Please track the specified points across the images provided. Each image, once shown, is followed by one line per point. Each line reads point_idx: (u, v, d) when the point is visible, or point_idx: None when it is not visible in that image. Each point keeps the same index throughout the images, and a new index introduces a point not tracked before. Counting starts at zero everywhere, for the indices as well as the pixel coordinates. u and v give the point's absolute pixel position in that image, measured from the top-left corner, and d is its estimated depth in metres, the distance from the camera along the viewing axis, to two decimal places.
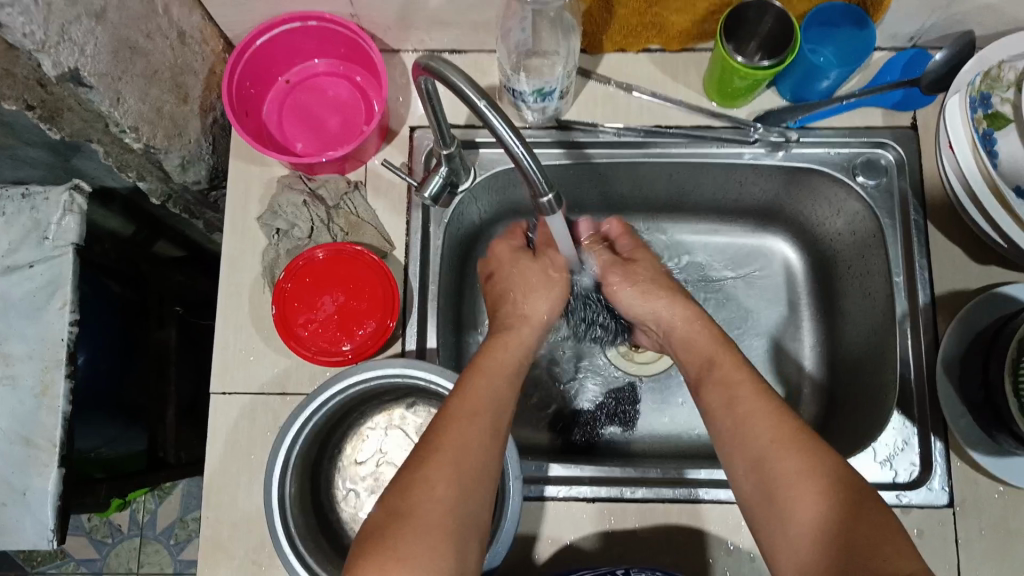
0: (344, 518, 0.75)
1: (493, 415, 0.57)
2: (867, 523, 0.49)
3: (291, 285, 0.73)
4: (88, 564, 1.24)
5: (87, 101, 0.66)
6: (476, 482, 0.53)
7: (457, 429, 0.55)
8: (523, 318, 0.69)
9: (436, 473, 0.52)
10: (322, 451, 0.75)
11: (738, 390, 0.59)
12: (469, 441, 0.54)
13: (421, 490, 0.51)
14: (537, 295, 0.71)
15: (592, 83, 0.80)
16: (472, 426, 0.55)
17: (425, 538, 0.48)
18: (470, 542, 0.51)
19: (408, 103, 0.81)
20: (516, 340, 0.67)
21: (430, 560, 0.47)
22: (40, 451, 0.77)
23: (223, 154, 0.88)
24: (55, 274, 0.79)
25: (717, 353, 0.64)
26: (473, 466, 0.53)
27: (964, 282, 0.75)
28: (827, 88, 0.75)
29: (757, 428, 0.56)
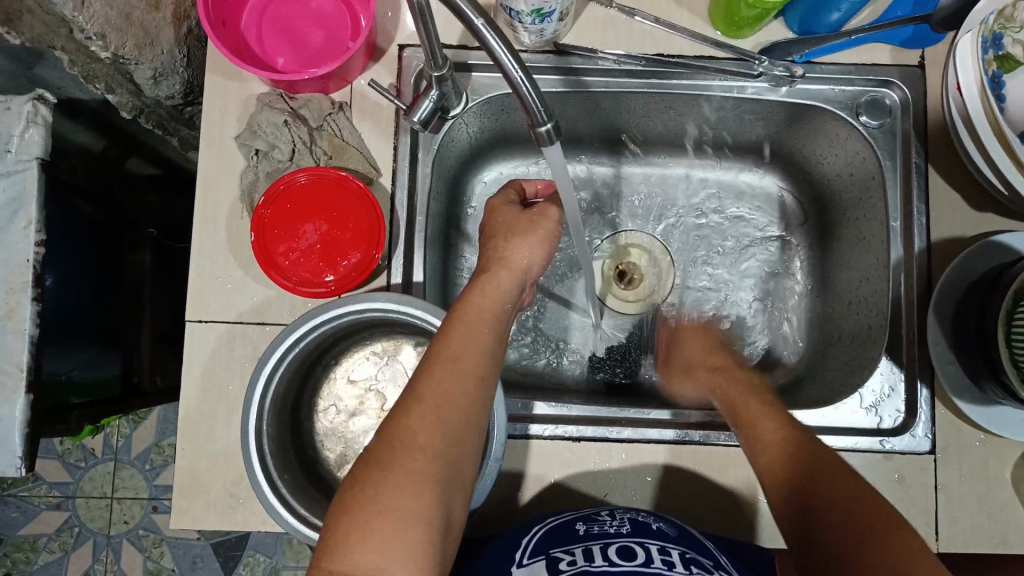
0: (318, 429, 0.75)
1: (479, 364, 0.55)
2: (854, 512, 0.52)
3: (271, 212, 0.70)
4: (60, 487, 1.23)
5: (49, 4, 0.60)
6: (460, 433, 0.51)
7: (442, 378, 0.52)
8: (506, 264, 0.65)
9: (420, 424, 0.50)
10: (319, 359, 0.74)
11: (762, 414, 0.65)
12: (456, 391, 0.52)
13: (407, 442, 0.49)
14: (532, 244, 0.67)
15: (594, 5, 0.75)
16: (456, 375, 0.53)
17: (410, 490, 0.46)
18: (454, 493, 0.49)
19: (398, 19, 0.76)
20: (495, 287, 0.62)
21: (415, 513, 0.46)
22: (7, 376, 0.74)
23: (198, 67, 0.83)
24: (17, 191, 0.75)
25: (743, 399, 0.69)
26: (458, 419, 0.51)
27: (961, 228, 0.74)
28: (838, 21, 0.72)
29: (764, 427, 0.63)
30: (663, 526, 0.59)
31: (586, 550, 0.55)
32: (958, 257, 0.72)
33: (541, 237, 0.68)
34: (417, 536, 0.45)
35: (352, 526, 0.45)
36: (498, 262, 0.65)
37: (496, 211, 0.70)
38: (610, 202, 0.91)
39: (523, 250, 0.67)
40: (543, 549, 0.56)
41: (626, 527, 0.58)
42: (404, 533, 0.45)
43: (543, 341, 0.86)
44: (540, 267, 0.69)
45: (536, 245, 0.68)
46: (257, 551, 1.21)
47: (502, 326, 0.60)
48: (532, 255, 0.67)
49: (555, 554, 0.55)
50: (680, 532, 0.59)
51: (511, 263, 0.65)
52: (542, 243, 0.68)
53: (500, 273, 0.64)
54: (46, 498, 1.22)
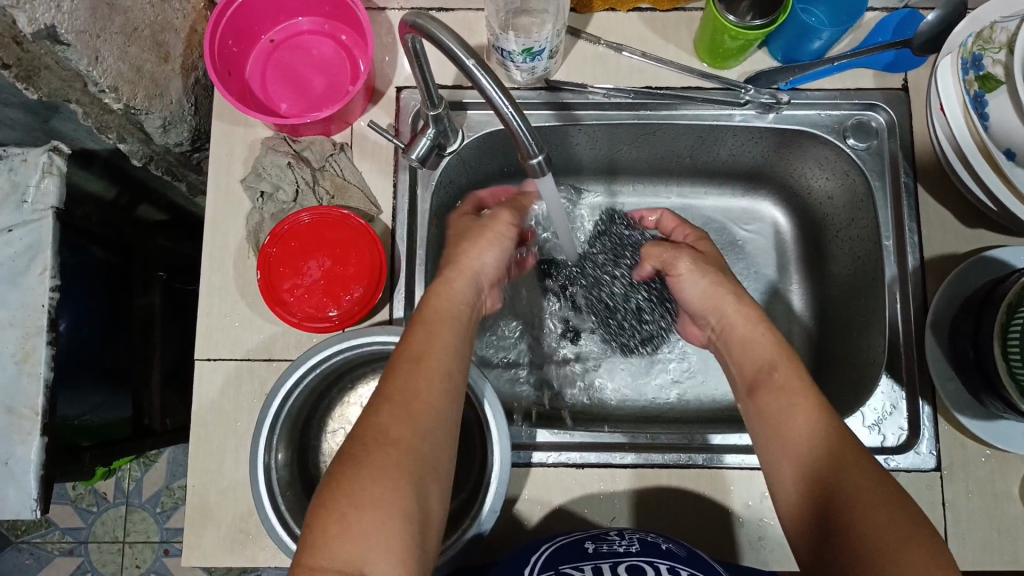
0: (323, 450, 0.76)
1: (444, 361, 0.56)
2: (902, 550, 0.45)
3: (276, 250, 0.71)
4: (73, 533, 1.24)
5: (64, 60, 0.63)
6: (430, 428, 0.51)
7: (405, 376, 0.53)
8: (457, 265, 0.67)
9: (391, 420, 0.50)
10: (333, 383, 0.75)
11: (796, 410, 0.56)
12: (421, 386, 0.53)
13: (380, 436, 0.50)
14: (482, 246, 0.69)
15: (582, 43, 0.79)
16: (421, 371, 0.54)
17: (386, 480, 0.47)
18: (429, 488, 0.50)
19: (395, 62, 0.80)
20: (449, 288, 0.64)
21: (392, 501, 0.46)
22: (23, 418, 0.76)
23: (205, 116, 0.86)
24: (34, 238, 0.78)
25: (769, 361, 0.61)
26: (428, 411, 0.52)
27: (953, 245, 0.75)
28: (819, 49, 0.75)
29: (797, 420, 0.55)
30: (673, 547, 0.59)
31: (595, 566, 0.55)
32: (954, 270, 0.72)
33: (494, 240, 0.70)
34: (396, 524, 0.46)
35: (332, 520, 0.45)
36: (451, 266, 0.67)
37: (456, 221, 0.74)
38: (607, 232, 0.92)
39: (473, 252, 0.68)
40: (549, 564, 0.56)
41: (635, 546, 0.58)
42: (383, 522, 0.46)
43: (546, 363, 0.88)
44: (495, 270, 0.70)
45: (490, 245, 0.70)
46: None
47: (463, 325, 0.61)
48: (486, 256, 0.69)
49: (564, 570, 0.55)
50: (690, 553, 0.59)
51: (464, 263, 0.67)
52: (498, 243, 0.71)
53: (455, 275, 0.66)
54: (58, 544, 1.23)
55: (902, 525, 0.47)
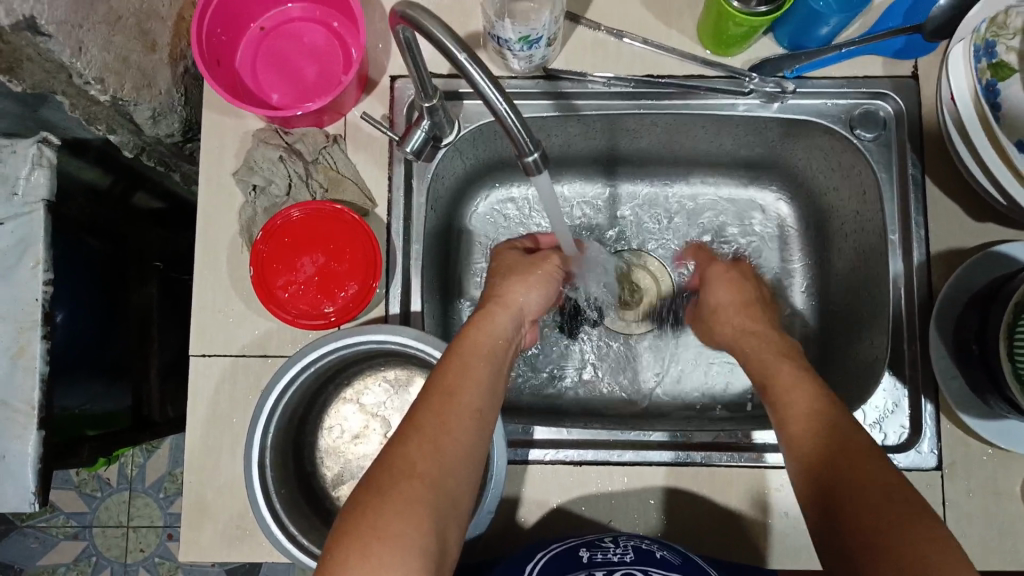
0: (320, 446, 0.75)
1: (476, 399, 0.56)
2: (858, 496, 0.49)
3: (268, 247, 0.70)
4: (78, 517, 1.25)
5: (47, 52, 0.61)
6: (456, 463, 0.51)
7: (437, 408, 0.53)
8: (502, 299, 0.68)
9: (418, 452, 0.50)
10: (330, 379, 0.75)
11: (793, 390, 0.60)
12: (452, 422, 0.53)
13: (405, 468, 0.49)
14: (528, 285, 0.71)
15: (581, 29, 0.76)
16: (454, 407, 0.54)
17: (409, 513, 0.46)
18: (449, 525, 0.48)
19: (389, 50, 0.77)
20: (492, 324, 0.65)
21: (416, 537, 0.45)
22: (19, 413, 0.76)
23: (196, 105, 0.84)
24: (26, 232, 0.77)
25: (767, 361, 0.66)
26: (456, 445, 0.52)
27: (961, 238, 0.73)
28: (828, 36, 0.72)
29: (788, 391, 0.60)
30: (667, 555, 0.59)
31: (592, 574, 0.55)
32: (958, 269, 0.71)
33: (540, 282, 0.72)
34: (417, 560, 0.44)
35: (353, 547, 0.44)
36: (494, 300, 0.68)
37: (502, 258, 0.75)
38: (590, 226, 0.91)
39: (521, 289, 0.70)
40: None
41: (630, 555, 0.58)
42: (405, 554, 0.44)
43: (544, 354, 0.87)
44: (540, 308, 0.72)
45: (540, 288, 0.71)
46: None
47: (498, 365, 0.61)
48: (530, 295, 0.70)
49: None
50: (685, 561, 0.59)
51: (508, 299, 0.69)
52: (544, 286, 0.72)
53: (499, 310, 0.67)
54: (63, 528, 1.25)
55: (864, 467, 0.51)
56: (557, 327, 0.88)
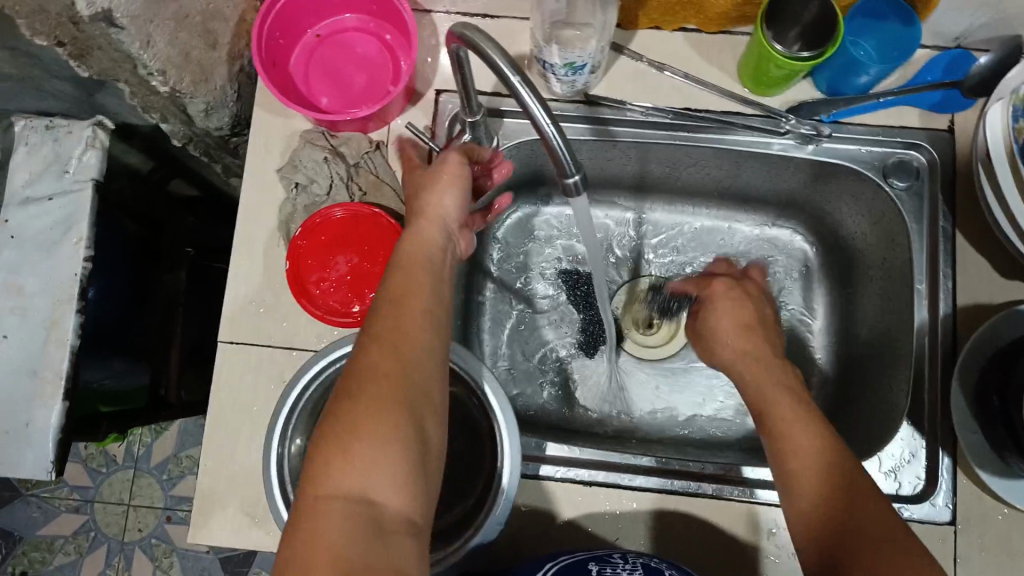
0: None
1: (427, 298, 0.56)
2: (876, 564, 0.48)
3: (306, 243, 0.72)
4: (81, 491, 1.27)
5: (117, 42, 0.64)
6: (421, 361, 0.52)
7: (391, 316, 0.53)
8: (420, 218, 0.62)
9: (380, 358, 0.51)
10: None
11: (799, 431, 0.57)
12: (409, 325, 0.53)
13: (370, 373, 0.50)
14: (437, 189, 0.63)
15: (624, 59, 0.78)
16: (408, 310, 0.54)
17: (382, 414, 0.48)
18: (427, 418, 0.50)
19: (436, 65, 0.80)
20: (423, 237, 0.61)
21: (395, 434, 0.47)
22: (46, 383, 0.78)
23: (247, 103, 0.87)
24: (72, 209, 0.80)
25: (766, 391, 0.62)
26: (417, 344, 0.52)
27: (988, 295, 0.74)
28: (866, 84, 0.74)
29: (795, 433, 0.57)
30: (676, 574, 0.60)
31: None
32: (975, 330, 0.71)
33: (454, 181, 0.64)
34: (398, 456, 0.47)
35: (332, 450, 0.46)
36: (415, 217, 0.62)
37: (410, 178, 0.67)
38: (617, 251, 0.92)
39: (433, 198, 0.63)
40: None
41: (639, 571, 0.59)
42: (386, 453, 0.47)
43: (562, 373, 0.88)
44: (462, 210, 0.64)
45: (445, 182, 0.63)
46: (263, 569, 1.24)
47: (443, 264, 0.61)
48: (446, 199, 0.63)
49: None
50: None
51: (427, 212, 0.63)
52: (457, 184, 0.64)
53: (420, 227, 0.62)
54: (66, 500, 1.27)
55: (878, 541, 0.49)
56: (577, 348, 0.89)
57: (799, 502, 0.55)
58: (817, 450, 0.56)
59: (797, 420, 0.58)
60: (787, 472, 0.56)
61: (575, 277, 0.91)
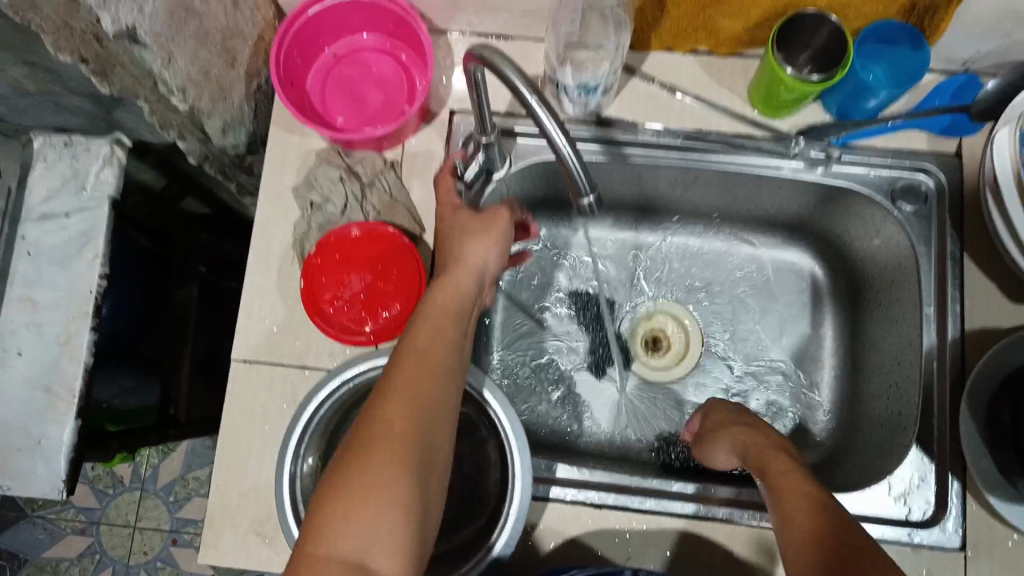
0: None
1: (448, 356, 0.57)
2: None
3: (320, 261, 0.73)
4: (88, 512, 1.27)
5: (139, 59, 0.66)
6: (434, 420, 0.52)
7: (412, 369, 0.54)
8: (458, 261, 0.65)
9: (396, 410, 0.51)
10: None
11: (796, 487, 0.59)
12: (428, 381, 0.54)
13: (384, 426, 0.50)
14: (482, 239, 0.67)
15: (636, 82, 0.80)
16: (429, 367, 0.55)
17: (393, 472, 0.48)
18: (430, 480, 0.50)
19: (451, 85, 0.81)
20: (456, 288, 0.63)
21: (400, 495, 0.48)
22: (59, 399, 0.79)
23: (263, 122, 0.88)
24: (89, 225, 0.81)
25: (769, 458, 0.64)
26: (433, 403, 0.53)
27: (997, 317, 0.74)
28: (874, 108, 0.75)
29: (791, 491, 0.59)
30: None
31: None
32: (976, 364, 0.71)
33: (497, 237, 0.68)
34: (400, 519, 0.47)
35: (335, 509, 0.47)
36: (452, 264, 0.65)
37: (448, 219, 0.70)
38: (627, 272, 0.93)
39: (476, 250, 0.66)
40: None
41: None
42: (389, 514, 0.47)
43: (572, 394, 0.88)
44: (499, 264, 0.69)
45: (485, 234, 0.67)
46: None
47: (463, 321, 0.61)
48: (488, 255, 0.67)
49: None
50: None
51: (465, 262, 0.66)
52: (500, 242, 0.68)
53: (457, 274, 0.64)
54: (72, 522, 1.27)
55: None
56: (587, 368, 0.89)
57: (795, 554, 0.54)
58: (806, 499, 0.57)
59: (798, 480, 0.59)
60: (784, 528, 0.57)
61: (584, 298, 0.92)
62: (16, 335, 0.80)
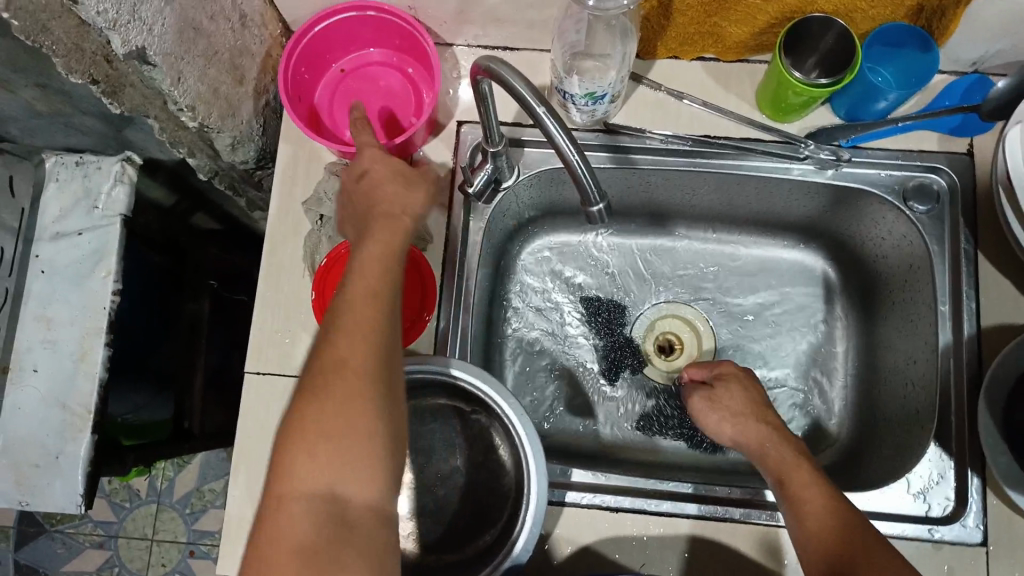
0: None
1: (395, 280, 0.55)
2: None
3: (332, 272, 0.75)
4: (105, 526, 1.27)
5: (149, 79, 0.66)
6: (389, 351, 0.52)
7: (361, 302, 0.52)
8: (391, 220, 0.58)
9: (348, 348, 0.50)
10: None
11: (813, 496, 0.59)
12: (378, 311, 0.53)
13: (338, 364, 0.50)
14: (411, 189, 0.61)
15: (643, 88, 0.80)
16: (375, 296, 0.53)
17: (351, 411, 0.49)
18: (396, 407, 0.51)
19: (457, 96, 0.82)
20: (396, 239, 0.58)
21: (362, 429, 0.48)
22: (75, 416, 0.79)
23: (272, 137, 0.89)
24: (102, 243, 0.82)
25: (783, 455, 0.63)
26: (386, 334, 0.52)
27: (1012, 316, 0.74)
28: (885, 109, 0.74)
29: (809, 499, 0.59)
30: None
31: None
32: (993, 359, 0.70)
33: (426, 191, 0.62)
34: (367, 450, 0.48)
35: (297, 448, 0.48)
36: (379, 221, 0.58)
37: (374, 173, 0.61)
38: (638, 276, 0.93)
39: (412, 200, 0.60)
40: None
41: None
42: (354, 450, 0.48)
43: (585, 400, 0.88)
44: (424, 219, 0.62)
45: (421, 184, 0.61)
46: None
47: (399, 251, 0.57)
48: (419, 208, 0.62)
49: None
50: None
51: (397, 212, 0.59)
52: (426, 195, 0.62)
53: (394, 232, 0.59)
54: (90, 536, 1.27)
55: None
56: (600, 374, 0.89)
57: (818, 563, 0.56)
58: (830, 511, 0.58)
59: (816, 487, 0.60)
60: (803, 534, 0.58)
61: (596, 303, 0.91)
62: (32, 353, 0.81)
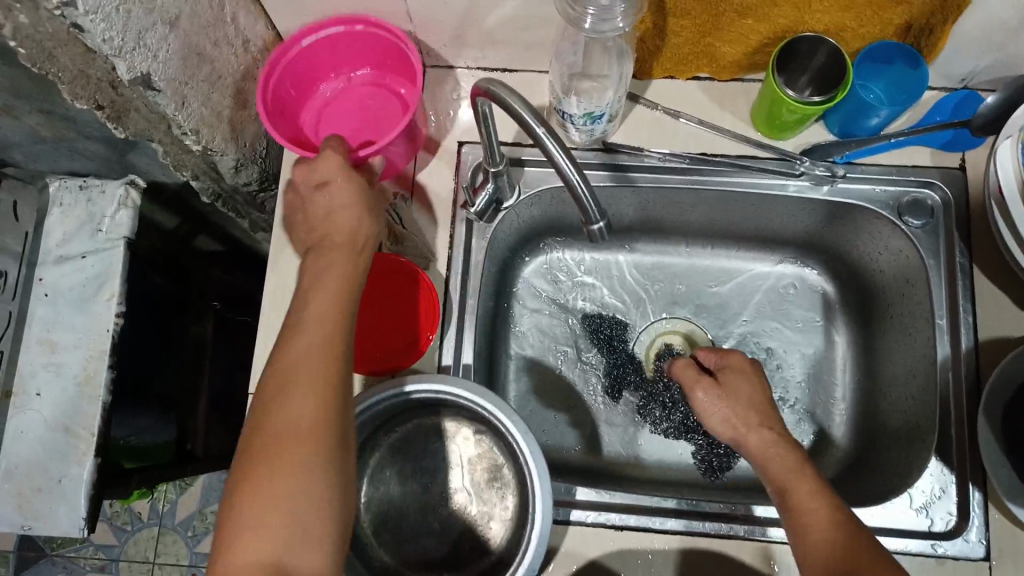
0: None
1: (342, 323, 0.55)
2: None
3: None
4: (107, 550, 1.27)
5: (154, 104, 0.67)
6: (340, 406, 0.52)
7: (306, 351, 0.53)
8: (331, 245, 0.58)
9: (297, 405, 0.50)
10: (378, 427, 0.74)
11: (818, 508, 0.59)
12: (327, 359, 0.53)
13: (290, 423, 0.50)
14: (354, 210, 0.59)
15: (640, 107, 0.81)
16: (322, 344, 0.53)
17: (298, 473, 0.48)
18: (345, 461, 0.51)
19: (457, 117, 0.83)
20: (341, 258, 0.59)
21: (309, 492, 0.48)
22: (79, 438, 0.79)
23: (274, 159, 0.90)
24: (105, 266, 0.82)
25: (788, 463, 0.62)
26: (337, 386, 0.52)
27: (1009, 328, 0.74)
28: (877, 126, 0.75)
29: (810, 511, 0.59)
30: None
31: None
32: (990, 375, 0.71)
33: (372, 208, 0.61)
34: (313, 514, 0.48)
35: (245, 508, 0.48)
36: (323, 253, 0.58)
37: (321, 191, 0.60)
38: (637, 292, 0.93)
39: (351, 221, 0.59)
40: None
41: None
42: (302, 513, 0.48)
43: (587, 417, 0.88)
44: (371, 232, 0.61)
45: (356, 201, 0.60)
46: None
47: (354, 287, 0.57)
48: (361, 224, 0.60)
49: None
50: None
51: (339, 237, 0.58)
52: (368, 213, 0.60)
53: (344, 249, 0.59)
54: (91, 560, 1.27)
55: None
56: (603, 390, 0.89)
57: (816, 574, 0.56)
58: (834, 524, 0.58)
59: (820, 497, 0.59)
60: (806, 543, 0.58)
61: (598, 320, 0.92)
62: (35, 377, 0.80)
